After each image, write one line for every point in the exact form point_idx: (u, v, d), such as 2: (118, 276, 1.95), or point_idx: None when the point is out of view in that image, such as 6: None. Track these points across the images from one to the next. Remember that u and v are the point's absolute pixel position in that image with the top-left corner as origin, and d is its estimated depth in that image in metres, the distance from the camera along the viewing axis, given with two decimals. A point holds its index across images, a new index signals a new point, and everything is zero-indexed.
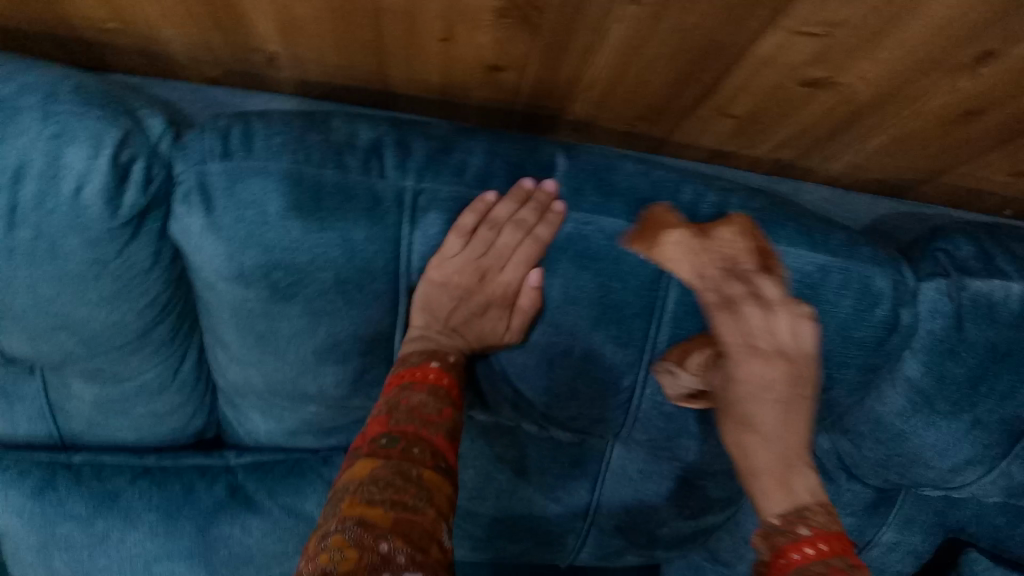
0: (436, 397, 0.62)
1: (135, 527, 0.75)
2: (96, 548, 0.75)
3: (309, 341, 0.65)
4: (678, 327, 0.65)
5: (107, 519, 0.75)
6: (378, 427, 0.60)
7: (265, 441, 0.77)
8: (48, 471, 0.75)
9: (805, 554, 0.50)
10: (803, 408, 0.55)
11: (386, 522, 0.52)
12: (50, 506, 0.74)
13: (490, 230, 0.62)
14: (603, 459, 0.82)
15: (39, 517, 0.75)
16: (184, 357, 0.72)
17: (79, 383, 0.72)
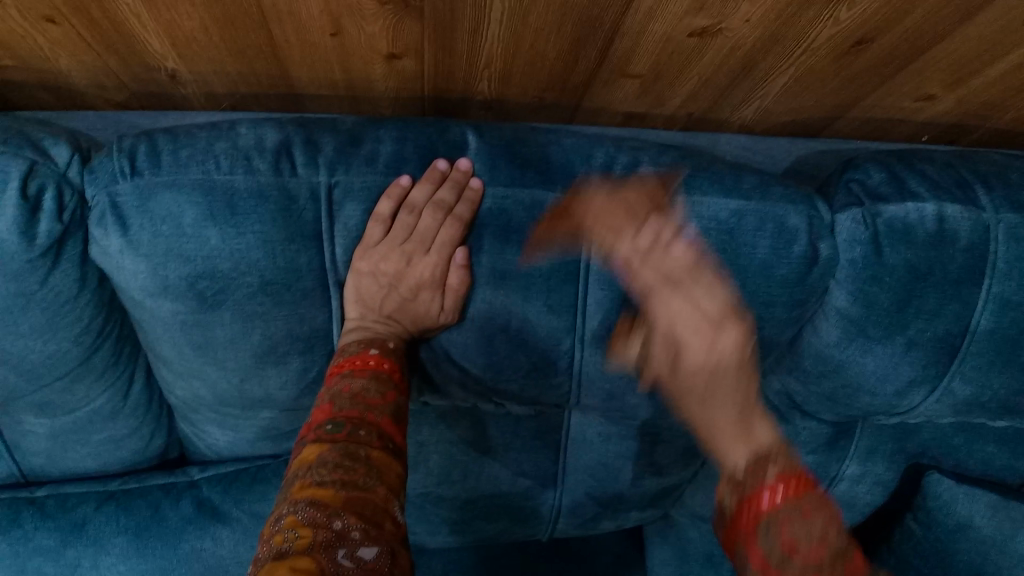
0: (378, 381, 0.62)
1: (107, 552, 0.76)
2: None
3: (247, 347, 0.65)
4: (606, 287, 0.67)
5: (77, 548, 0.76)
6: (322, 415, 0.60)
7: (226, 452, 0.78)
8: (12, 510, 0.75)
9: (769, 503, 0.59)
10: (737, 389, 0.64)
11: (338, 501, 0.52)
12: (19, 544, 0.75)
13: (409, 214, 0.63)
14: (563, 427, 0.83)
15: (7, 557, 0.75)
16: (132, 379, 0.73)
17: (31, 419, 0.73)
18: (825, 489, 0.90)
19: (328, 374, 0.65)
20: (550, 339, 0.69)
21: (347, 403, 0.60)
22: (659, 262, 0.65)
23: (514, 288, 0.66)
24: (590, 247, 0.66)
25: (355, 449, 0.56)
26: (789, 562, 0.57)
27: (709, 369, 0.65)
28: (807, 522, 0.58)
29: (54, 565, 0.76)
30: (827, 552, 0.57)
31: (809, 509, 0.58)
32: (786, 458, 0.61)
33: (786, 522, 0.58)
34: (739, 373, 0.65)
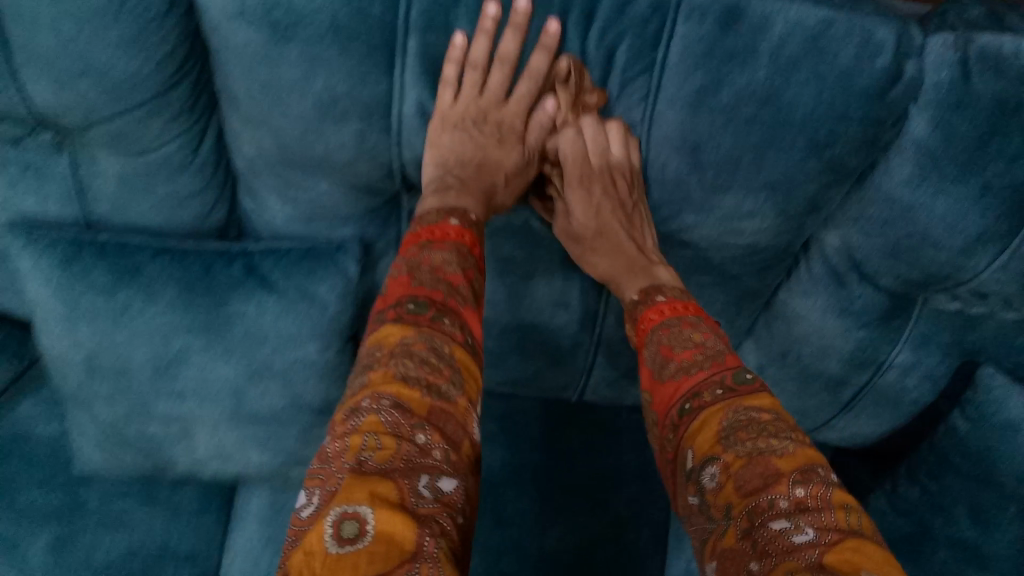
0: (457, 255, 0.64)
1: (155, 299, 0.79)
2: (117, 319, 0.79)
3: (309, 95, 0.65)
4: (685, 84, 0.63)
5: (128, 291, 0.79)
6: (400, 289, 0.61)
7: (282, 229, 0.82)
8: (74, 247, 0.79)
9: (658, 314, 0.68)
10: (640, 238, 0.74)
11: (423, 407, 0.52)
12: (76, 277, 0.78)
13: (473, 70, 0.66)
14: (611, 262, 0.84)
15: (65, 287, 0.78)
16: (204, 134, 0.76)
17: (105, 156, 0.76)
18: (871, 376, 0.88)
19: (404, 240, 0.67)
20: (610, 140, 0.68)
21: (427, 278, 0.61)
22: (738, 63, 0.61)
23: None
24: (671, 37, 0.62)
25: (438, 345, 0.57)
26: (667, 369, 0.64)
27: (638, 270, 0.73)
28: (681, 333, 0.66)
29: (105, 306, 0.78)
30: (699, 354, 0.63)
31: (687, 322, 0.66)
32: (681, 292, 0.71)
33: (664, 332, 0.66)
34: (632, 258, 0.73)
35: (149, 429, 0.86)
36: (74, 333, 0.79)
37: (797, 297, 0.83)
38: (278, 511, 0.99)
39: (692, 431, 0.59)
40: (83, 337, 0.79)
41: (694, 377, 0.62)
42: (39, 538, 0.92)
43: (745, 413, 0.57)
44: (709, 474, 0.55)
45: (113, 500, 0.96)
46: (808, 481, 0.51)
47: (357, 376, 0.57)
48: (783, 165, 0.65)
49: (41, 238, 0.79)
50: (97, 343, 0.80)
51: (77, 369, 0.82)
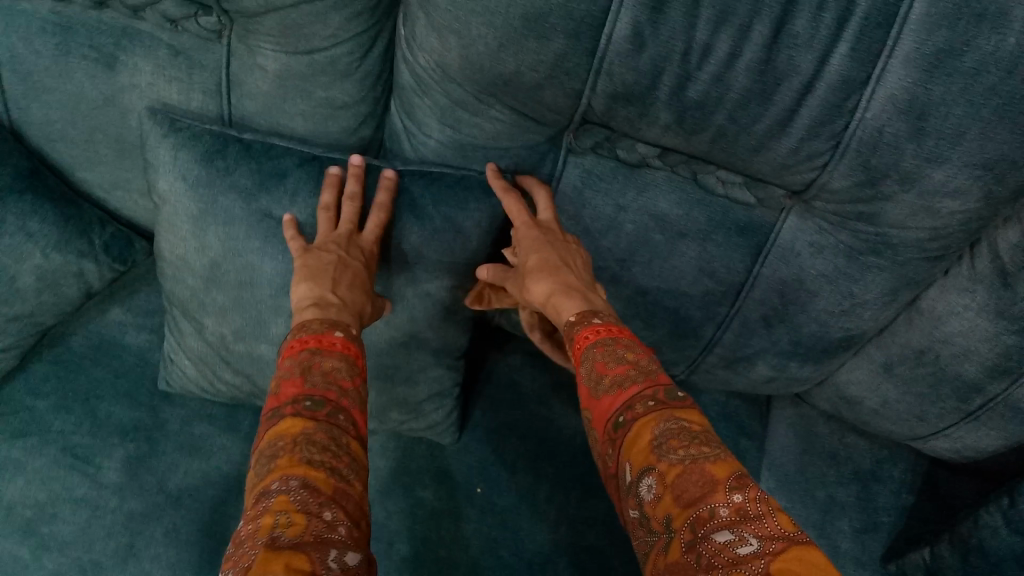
0: (347, 363, 0.64)
1: (299, 210, 0.74)
2: (254, 226, 0.74)
3: (517, 6, 0.61)
4: (924, 41, 0.59)
5: (270, 196, 0.74)
6: (293, 388, 0.61)
7: (432, 155, 0.78)
8: (220, 141, 0.74)
9: (594, 333, 0.66)
10: (535, 252, 0.72)
11: (329, 488, 0.53)
12: (217, 176, 0.74)
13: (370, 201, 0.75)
14: (772, 232, 0.78)
15: (204, 185, 0.74)
16: (375, 41, 0.71)
17: (267, 50, 0.71)
18: (1007, 387, 0.83)
19: (287, 346, 0.65)
20: (835, 93, 0.62)
21: (319, 381, 0.61)
22: (989, 26, 0.57)
23: (806, 20, 0.59)
24: None
25: (337, 434, 0.58)
26: (601, 384, 0.63)
27: (549, 300, 0.71)
28: (617, 352, 0.64)
29: (243, 209, 0.74)
30: (633, 369, 0.62)
31: (621, 342, 0.65)
32: (610, 314, 0.69)
33: (599, 350, 0.64)
34: (534, 286, 0.72)
35: (259, 350, 0.81)
36: (203, 237, 0.75)
37: (953, 292, 0.81)
38: None
39: (626, 444, 0.58)
40: (212, 243, 0.75)
41: (627, 391, 0.61)
42: (118, 452, 0.88)
43: (672, 422, 0.57)
44: (645, 486, 0.55)
45: (196, 423, 0.92)
46: (744, 486, 0.52)
47: (261, 464, 0.57)
48: (1009, 144, 0.61)
49: (184, 129, 0.74)
50: (226, 249, 0.75)
51: (196, 275, 0.77)
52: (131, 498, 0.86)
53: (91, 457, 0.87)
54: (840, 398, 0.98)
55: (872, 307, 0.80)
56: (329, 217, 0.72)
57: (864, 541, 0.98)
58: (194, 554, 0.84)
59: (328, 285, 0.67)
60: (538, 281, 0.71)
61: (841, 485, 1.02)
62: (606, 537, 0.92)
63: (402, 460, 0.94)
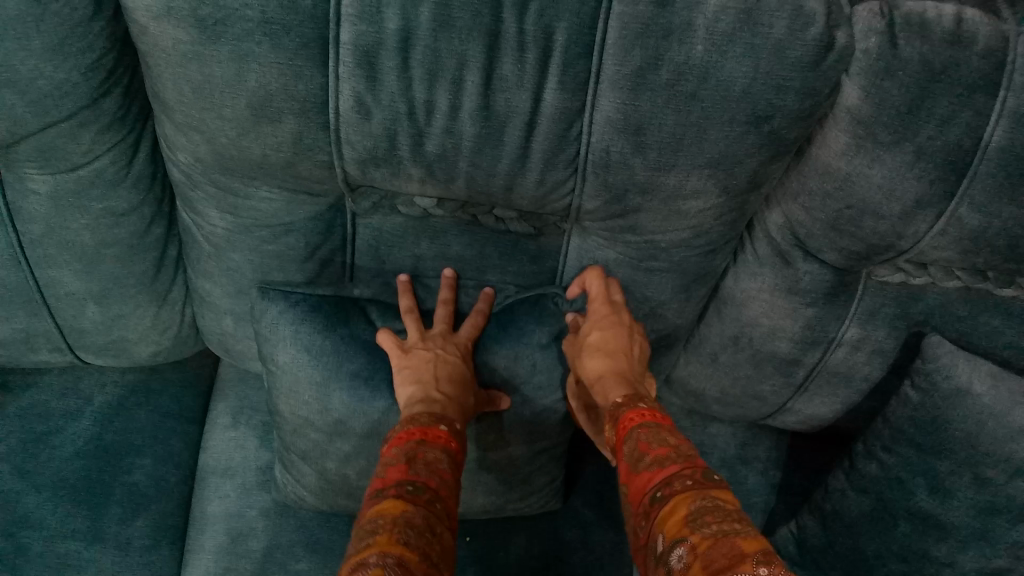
0: (446, 458, 0.67)
1: (337, 379, 0.77)
2: (349, 388, 0.77)
3: (242, 93, 0.64)
4: (623, 64, 0.62)
5: (352, 360, 0.77)
6: (398, 474, 0.64)
7: (224, 240, 0.79)
8: (338, 307, 0.79)
9: (643, 411, 0.71)
10: (595, 331, 0.78)
11: (421, 570, 0.54)
12: (343, 339, 0.78)
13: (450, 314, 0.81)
14: (561, 254, 0.82)
15: (330, 349, 0.77)
16: (137, 146, 0.74)
17: (35, 173, 0.73)
18: (822, 355, 0.89)
19: (393, 437, 0.69)
20: (558, 124, 0.66)
21: (423, 470, 0.64)
22: (674, 41, 0.61)
23: (512, 62, 0.63)
24: (608, 20, 0.61)
25: (432, 522, 0.60)
26: (643, 459, 0.67)
27: (612, 374, 0.76)
28: (662, 434, 0.69)
29: (366, 371, 0.78)
30: (675, 449, 0.66)
31: (650, 425, 0.70)
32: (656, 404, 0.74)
33: (645, 431, 0.69)
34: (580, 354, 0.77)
35: None
36: (325, 397, 0.78)
37: (745, 279, 0.84)
38: (235, 540, 0.93)
39: (661, 517, 0.61)
40: (339, 404, 0.77)
41: (666, 469, 0.64)
42: None
43: (706, 501, 0.59)
44: (676, 555, 0.57)
45: (58, 544, 0.88)
46: (772, 563, 0.53)
47: (359, 538, 0.58)
48: (723, 140, 0.66)
49: (305, 300, 0.78)
50: (351, 409, 0.77)
51: (319, 430, 0.79)
52: None
53: None
54: (686, 393, 1.01)
55: (672, 306, 0.84)
56: (416, 317, 0.79)
57: None
58: None
59: (432, 385, 0.73)
60: (596, 357, 0.76)
61: None
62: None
63: (273, 539, 0.93)
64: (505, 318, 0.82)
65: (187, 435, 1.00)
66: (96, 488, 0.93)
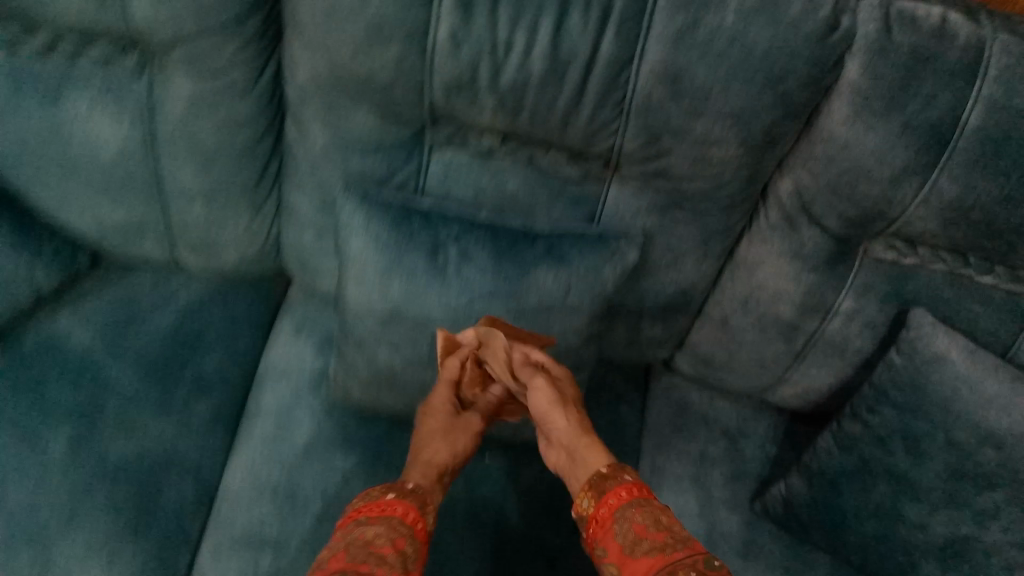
0: (389, 530, 0.72)
1: (398, 268, 0.91)
2: (404, 277, 0.91)
3: (361, 18, 0.80)
4: (668, 23, 0.77)
5: (410, 256, 0.91)
6: (334, 559, 0.67)
7: (320, 155, 0.95)
8: (403, 214, 0.92)
9: (626, 482, 0.76)
10: (555, 408, 0.84)
11: None
12: (403, 237, 0.91)
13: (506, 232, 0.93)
14: (599, 200, 0.95)
15: (392, 244, 0.91)
16: (265, 65, 0.91)
17: (181, 75, 0.89)
18: (820, 323, 1.01)
19: (342, 526, 0.74)
20: (611, 69, 0.81)
21: (359, 550, 0.68)
22: (711, 7, 0.76)
23: (580, 13, 0.78)
24: None
25: None
26: (642, 543, 0.69)
27: (577, 439, 0.83)
28: (654, 516, 0.71)
29: (421, 268, 0.91)
30: (672, 535, 0.68)
31: (639, 505, 0.73)
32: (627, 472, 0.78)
33: (637, 511, 0.72)
34: (551, 417, 0.85)
35: (426, 376, 0.99)
36: (386, 285, 0.92)
37: (756, 243, 0.98)
38: (283, 431, 1.08)
39: None
40: (395, 291, 0.92)
41: (668, 555, 0.66)
42: (66, 432, 1.00)
43: None
44: None
45: (132, 408, 1.04)
46: None
47: None
48: (744, 96, 0.80)
49: (375, 203, 0.92)
50: (406, 297, 0.92)
51: (377, 319, 0.94)
52: (71, 471, 0.98)
53: (38, 437, 0.99)
54: (697, 359, 1.13)
55: (692, 259, 0.97)
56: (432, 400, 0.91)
57: (734, 487, 1.13)
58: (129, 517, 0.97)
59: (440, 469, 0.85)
60: (563, 421, 0.84)
61: (711, 442, 1.16)
62: (497, 488, 1.03)
63: (316, 434, 1.08)
64: (552, 242, 0.92)
65: (253, 342, 1.16)
66: (171, 367, 1.08)
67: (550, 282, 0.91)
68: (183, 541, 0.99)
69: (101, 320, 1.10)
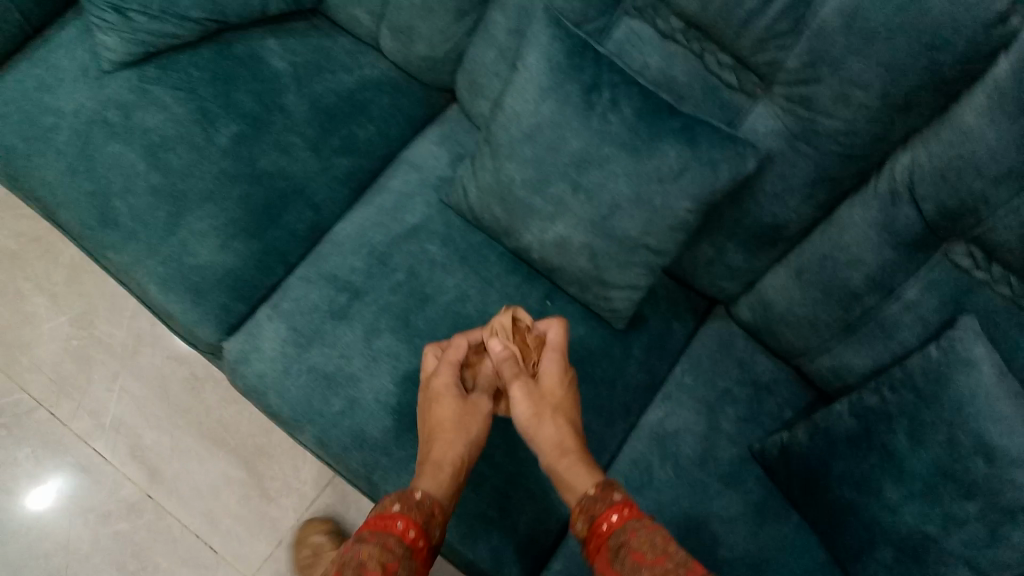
0: (382, 547, 0.83)
1: (555, 92, 1.05)
2: (557, 97, 1.05)
3: None
4: None
5: (569, 86, 1.04)
6: None
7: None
8: (582, 47, 1.04)
9: (620, 518, 0.89)
10: (542, 416, 1.02)
11: None
12: (574, 66, 1.04)
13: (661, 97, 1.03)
14: (741, 114, 1.08)
15: (560, 69, 1.05)
16: None
17: None
18: (879, 302, 1.11)
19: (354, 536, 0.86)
20: None
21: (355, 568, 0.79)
22: None
23: None
24: None
25: None
26: (638, 566, 0.82)
27: (565, 451, 1.00)
28: (648, 534, 0.85)
29: (571, 101, 1.05)
30: (667, 556, 0.82)
31: (635, 527, 0.87)
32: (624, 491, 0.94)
33: (632, 531, 0.86)
34: (534, 425, 1.02)
35: (532, 200, 1.11)
36: (540, 103, 1.07)
37: (856, 207, 1.07)
38: (396, 210, 1.25)
39: None
40: (544, 109, 1.06)
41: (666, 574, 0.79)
42: (234, 127, 1.21)
43: None
44: None
45: (292, 133, 1.23)
46: None
47: None
48: (901, 51, 0.88)
49: (565, 30, 1.05)
50: (550, 119, 1.06)
51: (521, 128, 1.09)
52: (227, 158, 1.19)
53: (214, 120, 1.20)
54: (759, 303, 1.24)
55: (795, 196, 1.08)
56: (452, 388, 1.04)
57: (743, 428, 1.21)
58: (254, 214, 1.19)
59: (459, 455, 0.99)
60: (542, 435, 1.01)
61: (739, 384, 1.25)
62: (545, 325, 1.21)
63: (423, 222, 1.24)
64: (689, 124, 1.02)
65: (400, 131, 1.32)
66: (337, 116, 1.27)
67: (670, 159, 1.02)
68: (282, 256, 1.20)
69: (298, 58, 1.28)
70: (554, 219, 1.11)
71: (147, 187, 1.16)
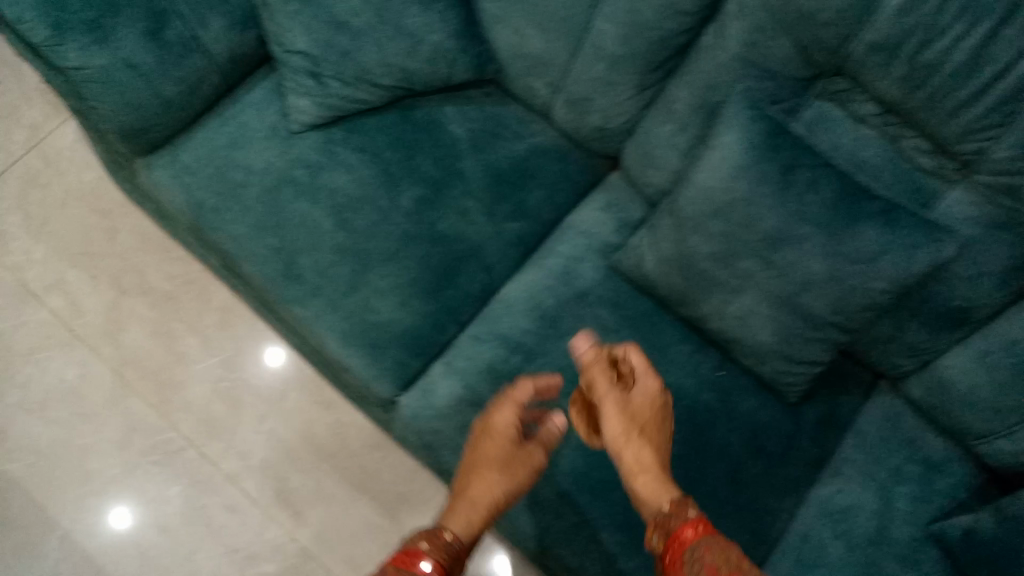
0: None
1: (750, 172, 1.07)
2: (752, 177, 1.06)
3: None
4: None
5: (766, 165, 1.06)
6: None
7: (724, 64, 1.10)
8: (778, 128, 1.06)
9: (693, 530, 0.88)
10: (631, 440, 0.99)
11: None
12: (772, 147, 1.06)
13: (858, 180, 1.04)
14: (937, 198, 1.06)
15: (756, 150, 1.06)
16: None
17: None
18: None
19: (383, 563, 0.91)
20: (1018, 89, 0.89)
21: None
22: None
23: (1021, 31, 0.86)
24: None
25: None
26: None
27: (652, 468, 0.98)
28: (721, 551, 0.84)
29: (767, 180, 1.06)
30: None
31: (708, 543, 0.85)
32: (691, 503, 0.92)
33: (705, 548, 0.85)
34: (624, 447, 1.00)
35: (718, 272, 1.13)
36: (734, 182, 1.08)
37: None
38: (567, 274, 1.26)
39: None
40: (738, 187, 1.07)
41: None
42: (415, 192, 1.24)
43: None
44: None
45: (468, 199, 1.26)
46: None
47: None
48: None
49: (761, 112, 1.06)
50: (743, 198, 1.07)
51: (712, 206, 1.10)
52: (407, 222, 1.23)
53: (398, 184, 1.24)
54: (932, 382, 1.22)
55: (988, 283, 1.05)
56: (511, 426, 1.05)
57: (916, 506, 1.21)
58: (434, 277, 1.21)
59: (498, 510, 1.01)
60: (630, 455, 0.99)
61: (909, 461, 1.25)
62: (716, 395, 1.22)
63: (596, 288, 1.26)
64: (891, 208, 1.02)
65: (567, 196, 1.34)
66: (508, 182, 1.29)
67: (870, 243, 1.02)
68: (456, 318, 1.23)
69: (473, 123, 1.31)
70: (739, 294, 1.12)
71: (332, 248, 1.20)
